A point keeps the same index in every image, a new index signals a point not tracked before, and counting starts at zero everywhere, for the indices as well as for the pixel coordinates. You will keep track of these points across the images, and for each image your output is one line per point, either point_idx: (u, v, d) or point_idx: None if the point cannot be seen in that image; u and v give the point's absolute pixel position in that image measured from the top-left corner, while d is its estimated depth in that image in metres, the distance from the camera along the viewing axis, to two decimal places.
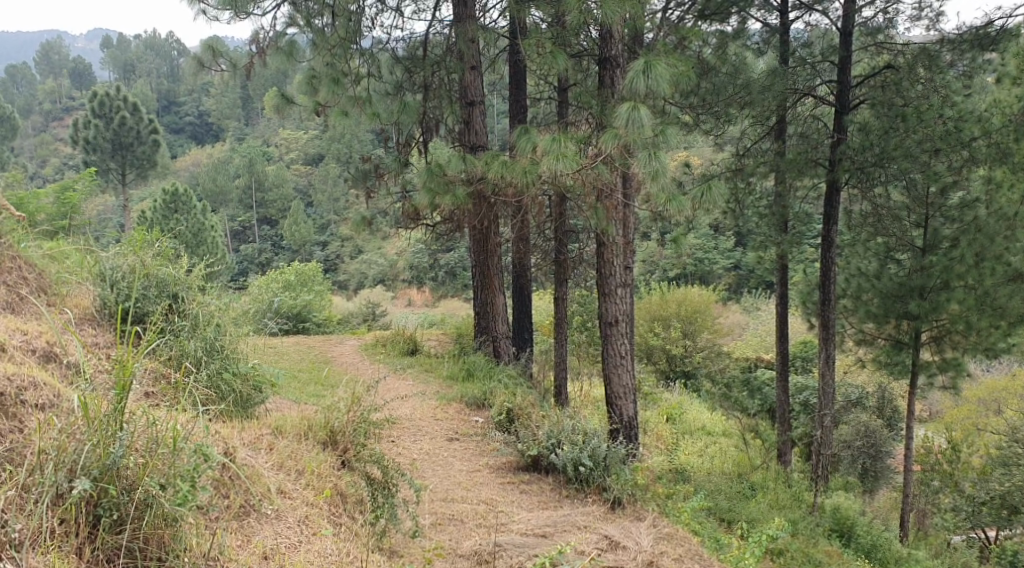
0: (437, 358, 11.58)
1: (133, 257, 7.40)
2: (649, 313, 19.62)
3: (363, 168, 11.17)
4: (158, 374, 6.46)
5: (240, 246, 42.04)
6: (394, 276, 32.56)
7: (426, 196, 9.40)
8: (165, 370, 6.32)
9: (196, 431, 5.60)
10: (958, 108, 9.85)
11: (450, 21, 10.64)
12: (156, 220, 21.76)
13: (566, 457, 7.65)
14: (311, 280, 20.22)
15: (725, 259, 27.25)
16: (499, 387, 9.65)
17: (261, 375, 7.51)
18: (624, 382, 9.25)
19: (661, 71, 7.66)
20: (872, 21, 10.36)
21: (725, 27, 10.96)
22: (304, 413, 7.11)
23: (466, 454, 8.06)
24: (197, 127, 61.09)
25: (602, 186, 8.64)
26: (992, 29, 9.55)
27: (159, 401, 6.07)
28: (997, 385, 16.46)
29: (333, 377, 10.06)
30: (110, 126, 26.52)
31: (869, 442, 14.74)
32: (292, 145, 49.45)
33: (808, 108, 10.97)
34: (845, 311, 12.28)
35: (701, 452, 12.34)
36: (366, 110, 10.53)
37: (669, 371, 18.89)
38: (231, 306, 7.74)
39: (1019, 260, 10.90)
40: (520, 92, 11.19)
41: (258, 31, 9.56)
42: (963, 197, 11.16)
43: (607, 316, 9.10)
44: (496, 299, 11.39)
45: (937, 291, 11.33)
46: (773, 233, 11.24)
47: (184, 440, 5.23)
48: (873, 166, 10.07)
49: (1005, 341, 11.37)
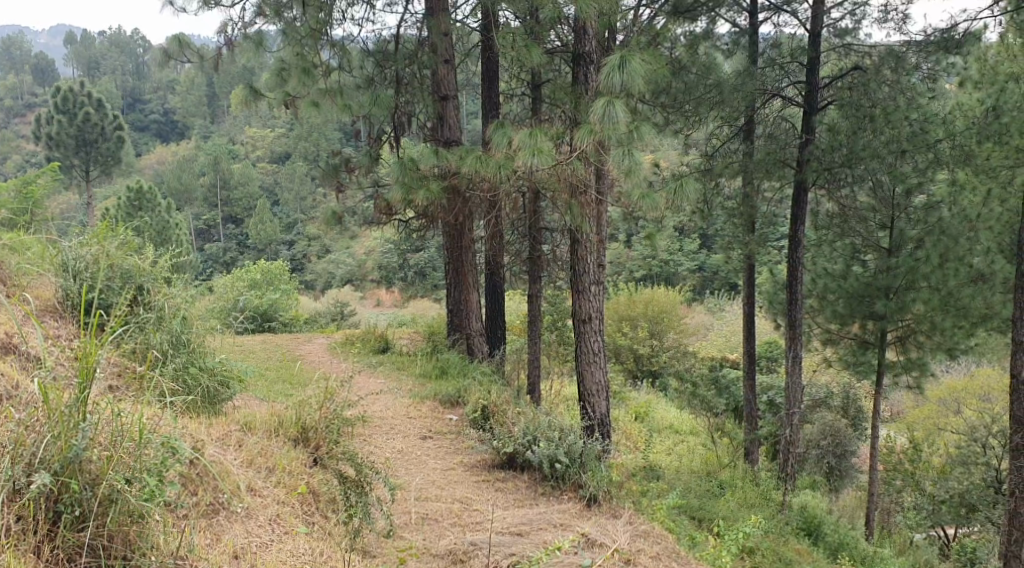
0: (409, 356, 11.40)
1: (96, 246, 7.14)
2: (617, 313, 19.56)
3: (333, 163, 10.95)
4: (120, 365, 6.28)
5: (205, 245, 41.43)
6: (363, 275, 32.47)
7: (400, 191, 9.14)
8: (129, 362, 6.15)
9: (162, 425, 5.42)
10: (924, 110, 9.87)
11: (422, 16, 10.47)
12: (121, 218, 21.29)
13: (542, 454, 7.56)
14: (278, 280, 19.93)
15: (690, 260, 27.29)
16: (473, 384, 9.49)
17: (228, 371, 7.36)
18: (597, 380, 9.17)
19: (636, 65, 7.53)
20: (840, 23, 10.25)
21: (694, 28, 10.95)
22: (274, 409, 6.96)
23: (441, 453, 7.91)
24: (163, 126, 60.08)
25: (576, 182, 8.50)
26: (957, 33, 9.50)
27: (123, 392, 5.87)
28: (957, 386, 16.58)
29: (302, 374, 9.83)
30: (74, 122, 25.75)
31: (835, 441, 14.76)
32: (258, 144, 48.97)
33: (776, 109, 10.93)
34: (811, 311, 12.44)
35: (670, 451, 12.30)
36: (337, 100, 10.20)
37: (635, 370, 18.95)
38: (197, 300, 7.51)
39: (981, 261, 10.96)
40: (492, 88, 11.09)
41: (227, 23, 9.33)
42: (926, 199, 11.28)
43: (582, 313, 9.04)
44: (469, 295, 11.24)
45: (904, 292, 11.45)
46: (742, 232, 11.27)
47: (151, 432, 5.06)
48: (840, 167, 10.07)
49: (968, 341, 11.52)
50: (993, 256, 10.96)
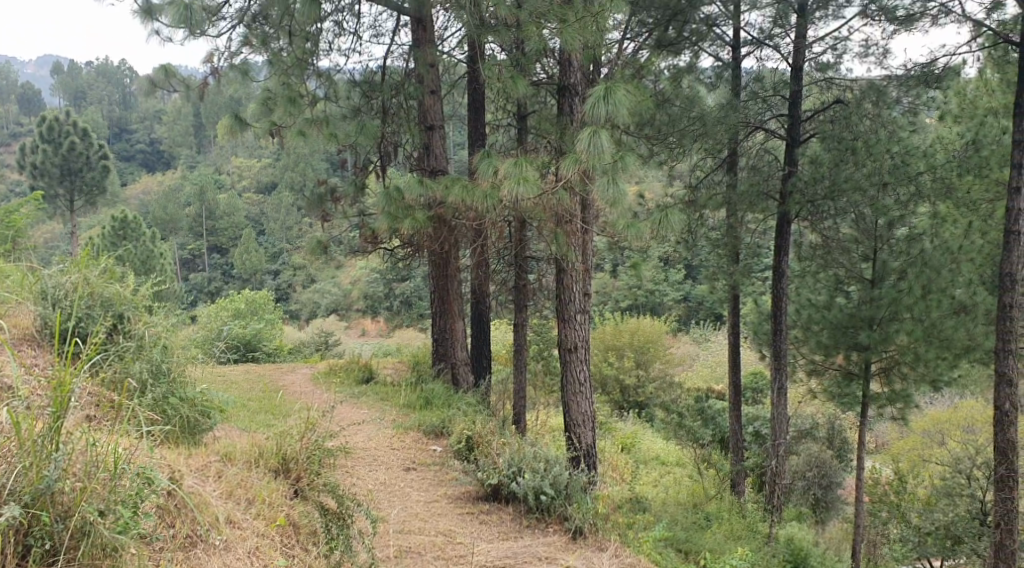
0: (393, 386, 11.29)
1: (76, 274, 7.05)
2: (603, 343, 19.51)
3: (318, 192, 10.91)
4: (97, 393, 6.20)
5: (190, 275, 41.26)
6: (348, 304, 32.40)
7: (385, 220, 9.12)
8: (106, 391, 6.07)
9: (138, 453, 5.34)
10: (905, 143, 10.04)
11: (409, 46, 10.54)
12: (105, 247, 21.19)
13: (527, 486, 7.51)
14: (262, 309, 19.82)
15: (675, 290, 27.40)
16: (458, 415, 9.40)
17: (209, 401, 7.27)
18: (583, 411, 9.12)
19: (621, 96, 7.58)
20: (822, 57, 10.33)
21: (678, 61, 10.98)
22: (255, 440, 6.91)
23: (425, 485, 7.82)
24: (149, 155, 59.97)
25: (562, 212, 8.53)
26: (937, 68, 9.41)
27: (99, 422, 5.78)
28: (941, 417, 16.59)
29: (285, 404, 9.70)
30: (59, 151, 25.63)
31: (820, 472, 14.70)
32: (245, 174, 49.03)
33: (759, 141, 10.96)
34: (796, 341, 12.44)
35: (656, 482, 12.20)
36: (324, 129, 10.42)
37: (622, 401, 18.91)
38: (178, 329, 7.41)
39: (963, 292, 11.05)
40: (479, 118, 11.19)
41: (213, 52, 9.28)
42: (909, 231, 11.30)
43: (568, 342, 9.01)
44: (455, 325, 11.20)
45: (887, 322, 11.48)
46: (726, 262, 11.29)
47: (126, 463, 5.00)
48: (822, 199, 10.17)
49: (951, 373, 11.54)
50: (975, 287, 11.04)
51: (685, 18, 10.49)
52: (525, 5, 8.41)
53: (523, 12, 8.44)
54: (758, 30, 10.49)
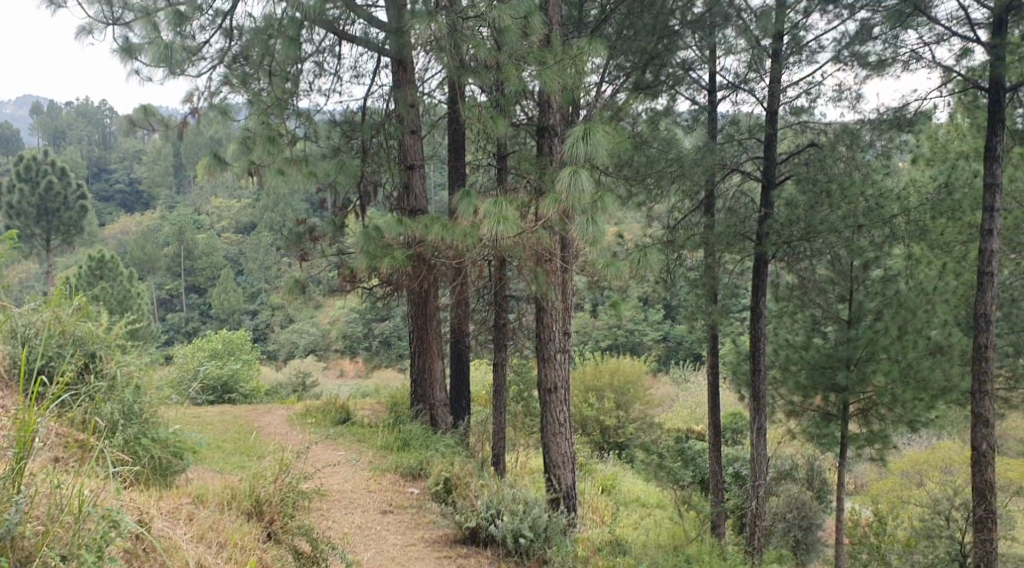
0: (371, 427, 11.15)
1: (47, 312, 6.96)
2: (583, 383, 19.41)
3: (296, 231, 10.87)
4: (63, 433, 6.14)
5: (167, 315, 40.91)
6: (326, 345, 32.21)
7: (364, 259, 9.10)
8: (73, 431, 6.00)
9: (105, 496, 5.27)
10: (878, 186, 10.12)
11: (390, 88, 10.62)
12: (82, 287, 20.96)
13: (506, 528, 7.45)
14: (239, 349, 19.62)
15: (654, 330, 27.48)
16: (436, 456, 9.29)
17: (182, 442, 7.16)
18: (563, 451, 9.05)
19: (600, 136, 7.64)
20: (796, 101, 10.42)
21: (655, 105, 11.07)
22: (229, 481, 6.82)
23: (402, 528, 7.69)
24: (127, 195, 59.65)
25: (541, 250, 8.54)
26: (909, 112, 9.62)
27: (66, 463, 5.73)
28: (918, 458, 16.62)
29: (260, 446, 9.54)
30: (36, 190, 25.30)
31: (799, 514, 14.57)
32: (224, 214, 48.92)
33: (736, 183, 11.13)
34: (774, 382, 12.45)
35: (637, 524, 12.08)
36: (303, 167, 10.20)
37: (602, 443, 18.55)
38: (152, 367, 7.31)
39: (938, 333, 11.18)
40: (459, 159, 11.26)
41: (192, 91, 9.26)
42: (883, 272, 11.53)
43: (547, 383, 8.99)
44: (434, 365, 11.12)
45: (864, 363, 11.59)
46: (704, 302, 11.33)
47: (91, 505, 4.94)
48: (799, 240, 10.21)
49: (928, 413, 11.60)
50: (950, 328, 11.15)
51: (661, 62, 10.47)
52: (505, 47, 8.45)
53: (503, 54, 8.48)
54: (733, 74, 10.68)
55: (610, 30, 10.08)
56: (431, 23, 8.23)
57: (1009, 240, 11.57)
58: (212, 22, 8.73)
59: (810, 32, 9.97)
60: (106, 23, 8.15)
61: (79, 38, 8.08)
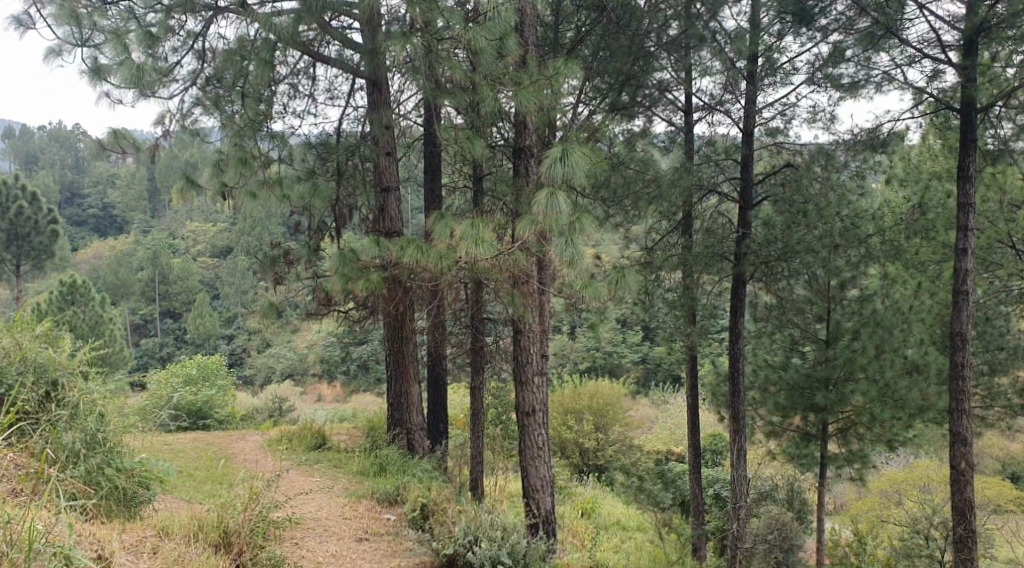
0: (347, 453, 10.94)
1: (8, 338, 6.77)
2: (562, 407, 19.37)
3: (270, 255, 10.69)
4: (18, 461, 6.28)
5: (141, 340, 40.32)
6: (304, 369, 31.89)
7: (338, 281, 8.92)
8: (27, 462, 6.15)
9: (59, 531, 5.64)
10: (854, 207, 10.19)
11: (365, 109, 10.58)
12: (50, 312, 20.43)
13: (484, 555, 7.37)
14: (214, 374, 19.25)
15: (633, 352, 27.45)
16: (413, 481, 9.11)
17: (149, 471, 7.07)
18: (542, 476, 8.91)
19: (577, 158, 7.59)
20: (771, 122, 10.45)
21: (631, 127, 11.10)
22: (195, 511, 6.76)
23: (377, 557, 7.53)
24: (100, 220, 58.83)
25: (518, 272, 8.40)
26: (882, 133, 9.76)
27: (17, 496, 5.96)
28: (897, 477, 16.58)
29: (232, 474, 9.32)
30: (5, 215, 24.19)
31: (782, 534, 14.04)
32: (199, 238, 48.50)
33: (713, 205, 11.05)
34: (754, 402, 12.36)
35: (618, 548, 11.90)
36: (275, 191, 10.01)
37: (582, 464, 18.49)
38: (117, 393, 7.11)
39: (914, 351, 11.21)
40: (435, 181, 11.22)
41: (164, 114, 8.94)
42: (860, 292, 11.63)
43: (524, 406, 8.88)
44: (410, 389, 10.95)
45: (842, 382, 11.57)
46: (684, 323, 11.24)
47: (42, 542, 5.35)
48: (776, 260, 10.14)
49: (907, 432, 11.60)
50: (926, 348, 11.21)
51: (637, 84, 10.54)
52: (480, 68, 8.40)
53: (478, 75, 8.45)
54: (709, 96, 10.70)
55: (586, 52, 9.99)
56: (406, 45, 8.04)
57: (983, 259, 11.67)
58: (185, 44, 8.64)
59: (784, 54, 10.03)
60: (75, 44, 7.96)
61: (48, 60, 7.94)
